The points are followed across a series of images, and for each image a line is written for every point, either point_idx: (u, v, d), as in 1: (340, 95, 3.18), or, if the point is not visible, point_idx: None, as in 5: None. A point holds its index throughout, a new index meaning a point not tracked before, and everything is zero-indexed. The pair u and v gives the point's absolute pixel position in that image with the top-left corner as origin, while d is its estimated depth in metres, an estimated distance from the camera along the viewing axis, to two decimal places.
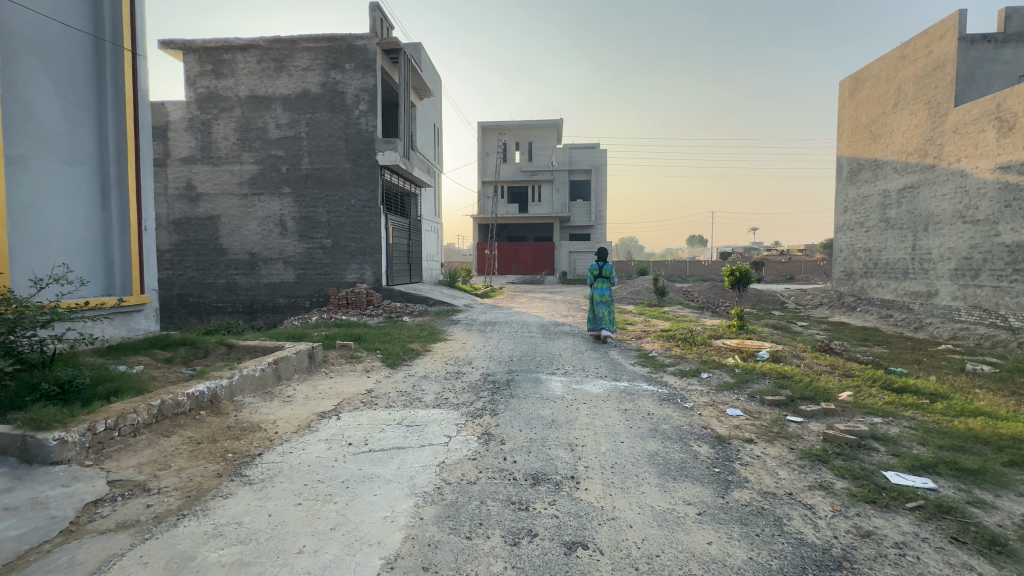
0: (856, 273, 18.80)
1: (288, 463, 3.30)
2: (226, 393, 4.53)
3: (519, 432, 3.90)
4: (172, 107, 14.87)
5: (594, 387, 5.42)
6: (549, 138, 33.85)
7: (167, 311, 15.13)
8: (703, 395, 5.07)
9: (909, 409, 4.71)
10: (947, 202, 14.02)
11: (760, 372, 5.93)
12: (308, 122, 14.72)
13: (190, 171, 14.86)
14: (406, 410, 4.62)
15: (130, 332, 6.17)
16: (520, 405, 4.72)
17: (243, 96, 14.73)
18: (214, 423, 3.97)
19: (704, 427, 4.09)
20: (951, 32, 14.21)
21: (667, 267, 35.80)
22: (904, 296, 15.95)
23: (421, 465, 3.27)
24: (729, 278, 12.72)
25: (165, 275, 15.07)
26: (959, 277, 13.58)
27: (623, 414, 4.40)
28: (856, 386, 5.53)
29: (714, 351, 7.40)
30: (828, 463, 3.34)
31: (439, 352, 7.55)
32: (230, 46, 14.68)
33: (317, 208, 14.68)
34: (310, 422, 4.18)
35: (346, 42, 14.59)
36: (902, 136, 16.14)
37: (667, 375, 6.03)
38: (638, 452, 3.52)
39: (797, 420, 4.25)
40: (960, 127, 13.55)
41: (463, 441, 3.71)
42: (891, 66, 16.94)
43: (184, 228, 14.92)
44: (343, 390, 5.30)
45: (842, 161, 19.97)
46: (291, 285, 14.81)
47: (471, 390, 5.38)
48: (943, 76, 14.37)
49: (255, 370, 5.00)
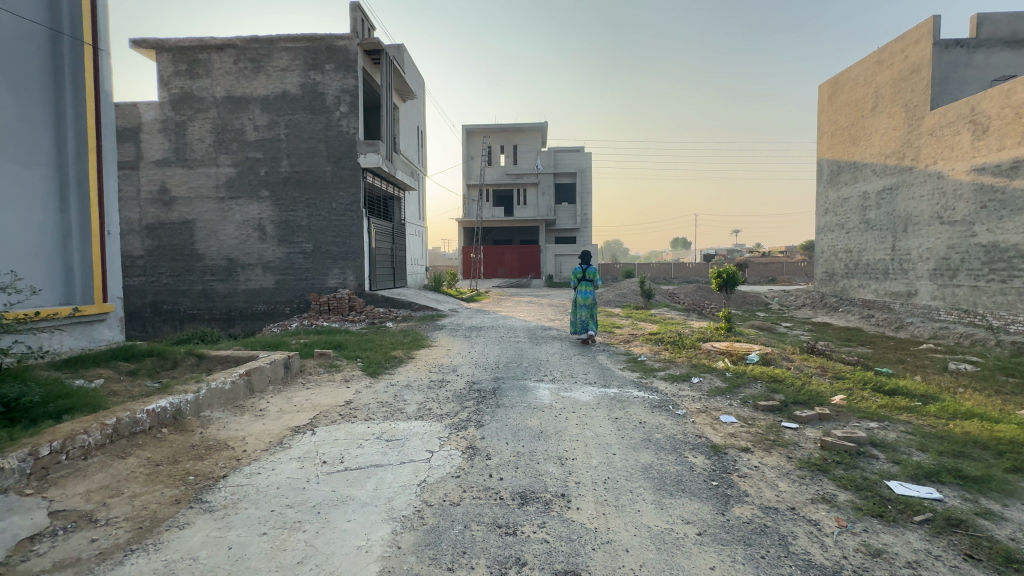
0: (838, 273, 19.01)
1: (255, 486, 3.04)
2: (191, 409, 4.23)
3: (506, 445, 3.69)
4: (145, 108, 14.36)
5: (583, 394, 5.24)
6: (533, 141, 33.79)
7: (140, 319, 14.57)
8: (695, 401, 4.93)
9: (903, 412, 4.62)
10: (925, 203, 14.23)
11: (751, 376, 5.82)
12: (287, 123, 14.35)
13: (164, 174, 14.36)
14: (387, 423, 4.38)
15: (92, 343, 5.81)
16: (506, 415, 4.51)
17: (219, 97, 14.30)
18: (177, 442, 3.68)
19: (698, 435, 3.93)
20: (926, 37, 14.48)
21: (652, 269, 35.97)
22: (885, 296, 16.16)
23: (400, 485, 3.04)
24: (716, 280, 12.70)
25: (138, 282, 14.53)
26: (938, 277, 13.77)
27: (613, 423, 4.23)
28: (848, 389, 5.44)
29: (703, 354, 7.29)
30: (828, 472, 3.20)
31: (422, 359, 7.30)
32: (205, 45, 14.24)
33: (297, 211, 14.29)
34: (282, 438, 3.92)
35: (326, 42, 14.29)
36: (880, 139, 16.40)
37: (657, 381, 5.86)
38: (631, 465, 3.34)
39: (792, 427, 4.12)
40: (936, 130, 13.78)
41: (446, 456, 3.49)
42: (869, 70, 17.23)
43: (158, 233, 14.40)
44: (321, 402, 5.03)
45: (822, 164, 20.24)
46: (270, 291, 14.38)
47: (456, 399, 5.15)
48: (919, 80, 14.63)
49: (224, 383, 4.70)
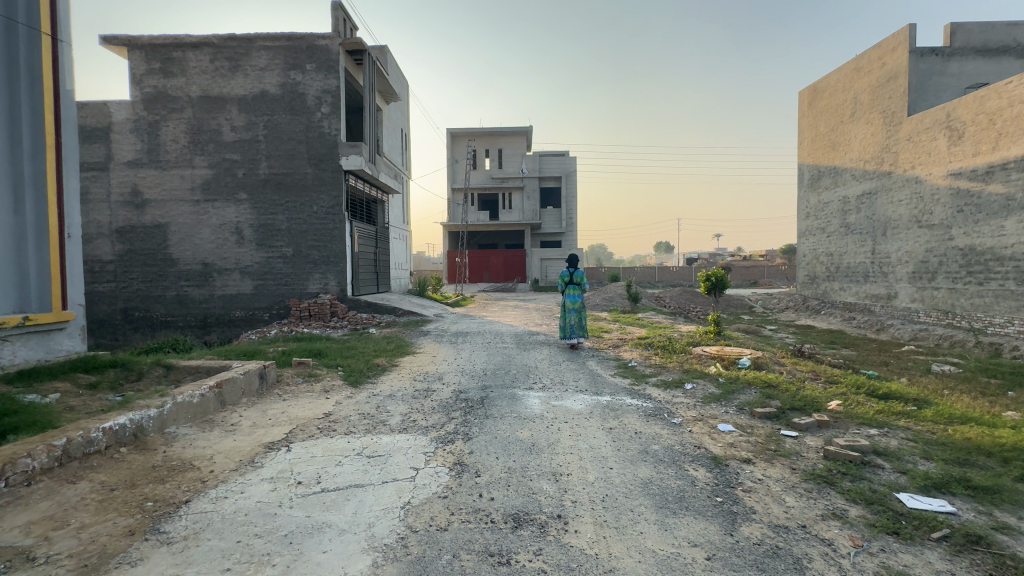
0: (819, 276, 19.24)
1: (220, 512, 2.76)
2: (155, 426, 3.91)
3: (496, 461, 3.47)
4: (116, 107, 13.81)
5: (575, 403, 5.03)
6: (518, 145, 33.71)
7: (110, 327, 13.95)
8: (690, 409, 4.77)
9: (900, 418, 4.53)
10: (903, 207, 14.46)
11: (744, 382, 5.69)
12: (266, 124, 13.94)
13: (136, 176, 13.81)
14: (368, 437, 4.12)
15: (50, 354, 5.43)
16: (496, 426, 4.28)
17: (194, 96, 13.83)
18: (136, 463, 3.38)
19: (698, 446, 3.75)
20: (902, 45, 14.76)
21: (637, 273, 36.10)
22: (865, 298, 16.37)
23: (382, 508, 2.79)
24: (705, 284, 12.67)
25: (108, 288, 13.91)
26: (917, 279, 13.98)
27: (608, 434, 4.04)
28: (842, 394, 5.35)
29: (695, 359, 7.16)
30: (836, 485, 3.05)
31: (406, 367, 7.02)
32: (180, 43, 13.77)
33: (277, 214, 13.87)
34: (254, 455, 3.63)
35: (307, 41, 13.95)
36: (859, 144, 16.67)
37: (649, 387, 5.69)
38: (630, 480, 3.15)
39: (792, 435, 3.98)
40: (913, 135, 14.03)
41: (433, 474, 3.25)
42: (847, 77, 17.52)
43: (129, 236, 13.83)
44: (298, 415, 4.73)
45: (803, 168, 20.51)
46: (248, 297, 13.90)
47: (442, 410, 4.90)
48: (896, 87, 14.90)
49: (192, 396, 4.37)
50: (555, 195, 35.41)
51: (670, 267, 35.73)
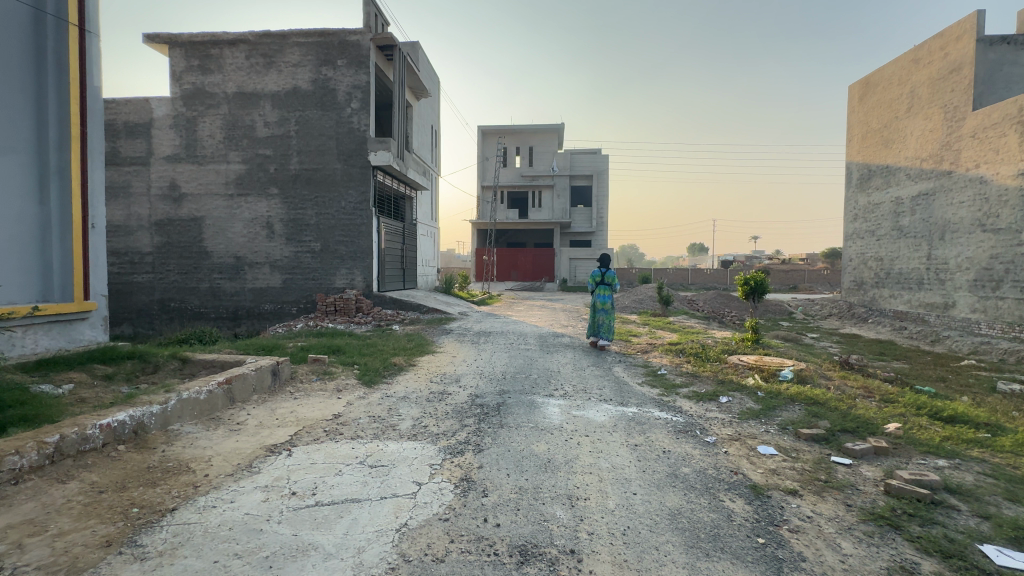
0: (867, 282, 18.06)
1: (204, 524, 2.56)
2: (158, 423, 3.79)
3: (506, 478, 3.15)
4: (157, 103, 14.21)
5: (597, 414, 4.66)
6: (549, 143, 33.26)
7: (147, 316, 14.39)
8: (726, 426, 4.32)
9: (972, 447, 3.97)
10: (965, 210, 13.30)
11: (787, 397, 5.18)
12: (298, 119, 14.06)
13: (175, 170, 14.18)
14: (374, 443, 3.87)
15: (71, 343, 5.47)
16: (510, 437, 3.96)
17: (230, 93, 14.08)
18: (133, 462, 3.25)
19: (734, 471, 3.34)
20: (968, 34, 13.57)
21: (669, 275, 35.07)
22: (919, 307, 15.20)
23: (376, 530, 2.52)
24: (743, 288, 11.96)
25: (146, 279, 14.36)
26: (978, 288, 12.86)
27: (632, 452, 3.66)
28: (900, 415, 4.78)
29: (730, 369, 6.65)
30: (903, 530, 2.59)
31: (424, 367, 6.79)
32: (217, 41, 14.05)
33: (306, 209, 13.98)
34: (253, 459, 3.45)
35: (338, 37, 13.98)
36: (915, 142, 15.49)
37: (680, 399, 5.25)
38: (656, 510, 2.77)
39: (846, 463, 3.51)
40: (979, 131, 12.88)
41: (435, 491, 2.96)
42: (904, 69, 16.31)
43: (167, 229, 14.23)
44: (306, 415, 4.55)
45: (851, 167, 19.30)
46: (277, 291, 14.07)
47: (456, 416, 4.63)
48: (960, 79, 13.72)
49: (199, 393, 4.25)
50: (586, 193, 34.78)
51: (704, 269, 34.50)
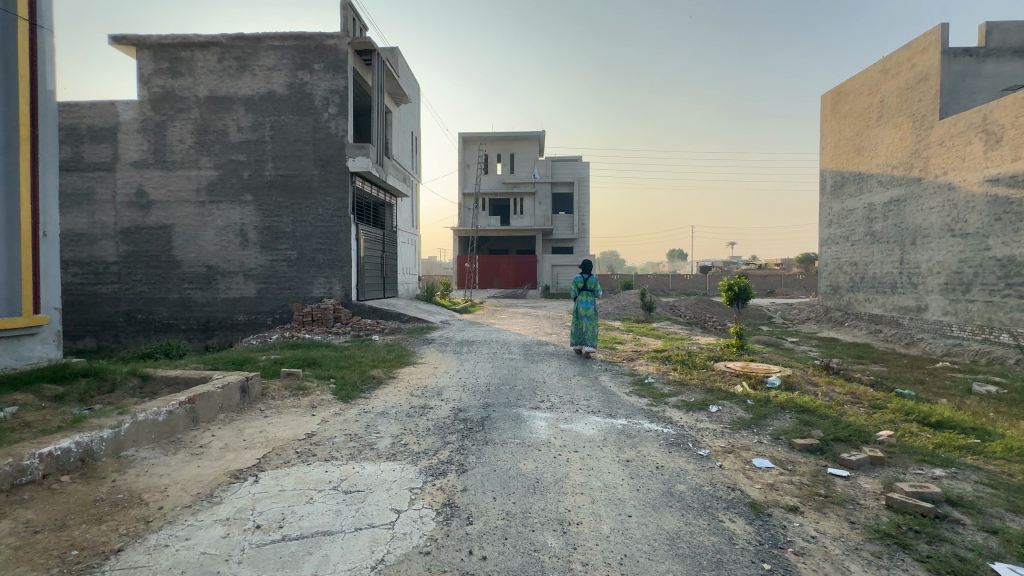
0: (843, 287, 18.41)
1: (153, 568, 2.27)
2: (110, 448, 3.46)
3: (492, 503, 2.93)
4: (123, 107, 13.65)
5: (586, 427, 4.47)
6: (530, 150, 33.32)
7: (112, 329, 13.72)
8: (719, 438, 4.19)
9: (965, 454, 3.91)
10: (935, 215, 13.66)
11: (777, 405, 5.09)
12: (273, 124, 13.67)
13: (142, 176, 13.63)
14: (350, 465, 3.61)
15: (20, 361, 5.07)
16: (495, 455, 3.74)
17: (202, 96, 13.61)
18: (78, 495, 2.92)
19: (731, 488, 3.18)
20: (934, 46, 14.01)
21: (650, 280, 35.34)
22: (893, 311, 15.51)
23: (348, 568, 2.27)
24: (727, 294, 11.99)
25: (111, 290, 13.70)
26: (949, 291, 13.17)
27: (625, 468, 3.49)
28: (890, 422, 4.71)
29: (718, 376, 6.55)
30: (911, 549, 2.45)
31: (404, 380, 6.52)
32: (188, 43, 13.60)
33: (281, 216, 13.55)
34: (215, 488, 3.15)
35: (315, 41, 13.68)
36: (886, 150, 15.90)
37: (669, 409, 5.11)
38: (653, 534, 2.59)
39: (843, 475, 3.39)
40: (946, 139, 13.25)
41: (416, 520, 2.71)
42: (874, 80, 16.77)
43: (134, 238, 13.62)
44: (276, 435, 4.25)
45: (825, 175, 19.72)
46: (251, 300, 13.58)
47: (437, 432, 4.38)
48: (926, 89, 14.15)
49: (157, 414, 3.91)
50: (567, 200, 34.88)
51: (684, 275, 34.81)
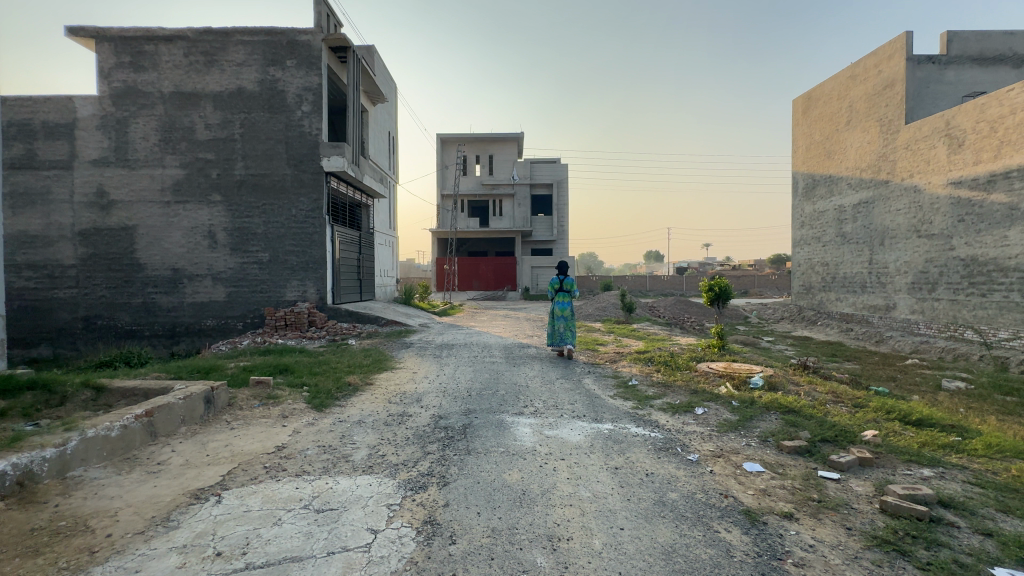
0: (815, 286, 18.83)
1: None
2: (54, 469, 3.15)
3: (476, 519, 2.75)
4: (81, 102, 12.94)
5: (571, 433, 4.33)
6: (509, 152, 33.23)
7: (69, 336, 12.98)
8: (707, 441, 4.11)
9: (950, 453, 3.91)
10: (902, 217, 14.06)
11: (762, 406, 5.06)
12: (243, 122, 13.17)
13: (103, 175, 12.95)
14: (323, 480, 3.37)
15: None
16: (478, 466, 3.56)
17: (167, 92, 13.04)
18: (12, 525, 2.62)
19: (724, 495, 3.07)
20: (899, 53, 14.44)
21: (628, 281, 35.61)
22: (863, 309, 15.92)
23: None
24: (707, 294, 12.06)
25: (69, 294, 12.97)
26: (916, 290, 13.56)
27: (614, 477, 3.35)
28: (873, 421, 4.70)
29: (701, 377, 6.51)
30: (911, 556, 2.38)
31: (382, 386, 6.27)
32: (152, 36, 13.00)
33: (252, 217, 13.06)
34: (171, 510, 2.87)
35: (287, 37, 13.25)
36: (855, 153, 16.34)
37: (654, 412, 5.02)
38: (648, 548, 2.46)
39: (834, 478, 3.33)
40: (911, 143, 13.67)
41: (394, 541, 2.51)
42: (843, 85, 17.21)
43: (94, 240, 12.93)
44: (243, 449, 3.97)
45: (797, 177, 20.16)
46: (220, 305, 13.04)
47: (417, 442, 4.17)
48: (893, 95, 14.57)
49: (110, 429, 3.59)
50: (546, 202, 34.91)
51: (661, 276, 35.21)
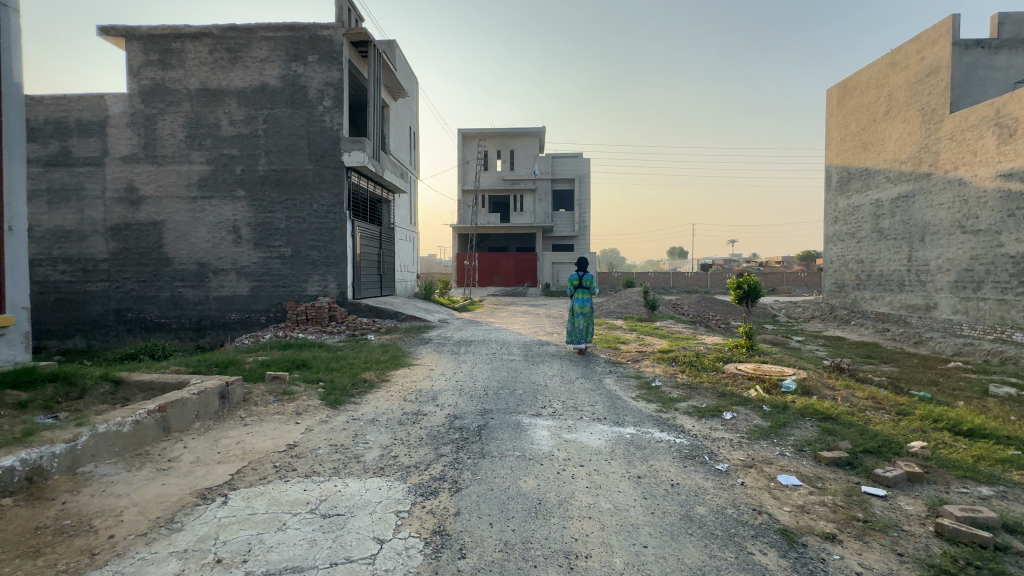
0: (848, 285, 18.04)
1: None
2: (64, 465, 3.11)
3: (488, 530, 2.58)
4: (112, 100, 13.24)
5: (591, 437, 4.12)
6: (530, 146, 32.91)
7: (101, 328, 13.38)
8: (737, 449, 3.84)
9: (1010, 469, 3.54)
10: (945, 212, 13.29)
11: (796, 412, 4.75)
12: (266, 118, 13.28)
13: (132, 171, 13.25)
14: (332, 482, 3.26)
15: None
16: (493, 471, 3.39)
17: (193, 89, 13.24)
18: (18, 522, 2.58)
19: (757, 510, 2.83)
20: (944, 37, 13.59)
21: (651, 277, 34.95)
22: (900, 309, 15.15)
23: None
24: (735, 292, 11.60)
25: (101, 288, 13.34)
26: (960, 289, 12.81)
27: (636, 487, 3.14)
28: (918, 431, 4.35)
29: (729, 379, 6.19)
30: None
31: (398, 383, 6.17)
32: (179, 34, 13.21)
33: (275, 213, 13.18)
34: (177, 511, 2.80)
35: (309, 32, 13.28)
36: (894, 144, 15.52)
37: (679, 416, 4.76)
38: (675, 571, 2.24)
39: (880, 495, 3.04)
40: (957, 134, 12.87)
41: (400, 553, 2.37)
42: (882, 73, 16.35)
43: (124, 234, 13.26)
44: (254, 446, 3.90)
45: (831, 171, 19.32)
46: (244, 299, 13.23)
47: (431, 443, 4.04)
48: (936, 82, 13.74)
49: (122, 425, 3.56)
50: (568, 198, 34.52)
51: (685, 273, 34.42)
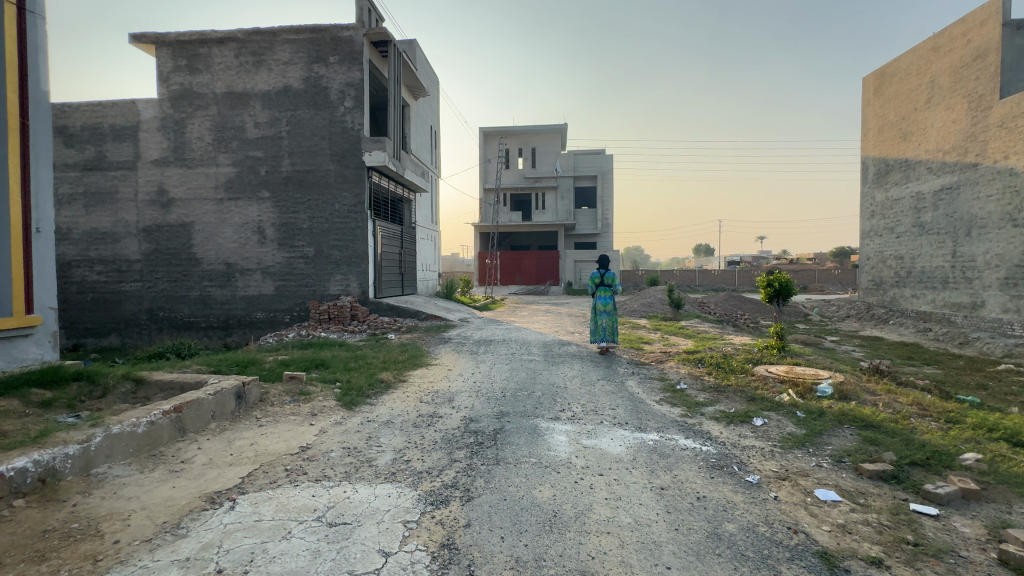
0: (886, 282, 17.19)
1: None
2: (78, 466, 3.12)
3: (499, 545, 2.43)
4: (144, 106, 13.65)
5: (611, 444, 3.92)
6: (552, 144, 32.62)
7: (135, 327, 13.82)
8: (769, 459, 3.58)
9: None
10: (994, 204, 12.47)
11: (833, 419, 4.44)
12: (289, 119, 13.46)
13: (163, 175, 13.62)
14: (341, 488, 3.16)
15: (14, 362, 5.01)
16: (507, 479, 3.24)
17: (220, 93, 13.51)
18: (28, 524, 2.56)
19: (793, 530, 2.60)
20: (993, 18, 12.73)
21: (676, 275, 34.21)
22: (943, 307, 14.33)
23: None
24: (766, 290, 11.13)
25: (134, 288, 13.78)
26: (1010, 286, 12.00)
27: (659, 500, 2.94)
28: (971, 442, 3.99)
29: (759, 382, 5.87)
30: None
31: (415, 384, 6.08)
32: (206, 39, 13.49)
33: (299, 213, 13.35)
34: (183, 516, 2.74)
35: (330, 33, 13.39)
36: (936, 133, 14.67)
37: (706, 422, 4.51)
38: None
39: (932, 514, 2.76)
40: (1007, 120, 12.05)
41: (405, 568, 2.24)
42: (923, 58, 15.48)
43: (156, 236, 13.65)
44: (267, 448, 3.85)
45: (867, 163, 18.44)
46: (269, 298, 13.45)
47: (444, 447, 3.92)
48: (985, 66, 12.89)
49: (136, 425, 3.55)
50: (590, 195, 34.09)
51: (711, 271, 33.55)
